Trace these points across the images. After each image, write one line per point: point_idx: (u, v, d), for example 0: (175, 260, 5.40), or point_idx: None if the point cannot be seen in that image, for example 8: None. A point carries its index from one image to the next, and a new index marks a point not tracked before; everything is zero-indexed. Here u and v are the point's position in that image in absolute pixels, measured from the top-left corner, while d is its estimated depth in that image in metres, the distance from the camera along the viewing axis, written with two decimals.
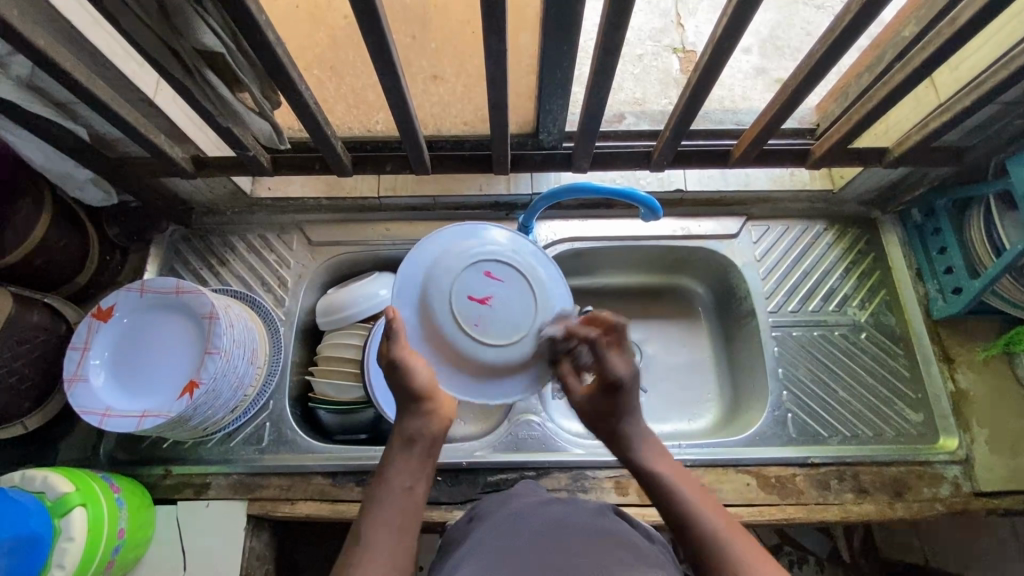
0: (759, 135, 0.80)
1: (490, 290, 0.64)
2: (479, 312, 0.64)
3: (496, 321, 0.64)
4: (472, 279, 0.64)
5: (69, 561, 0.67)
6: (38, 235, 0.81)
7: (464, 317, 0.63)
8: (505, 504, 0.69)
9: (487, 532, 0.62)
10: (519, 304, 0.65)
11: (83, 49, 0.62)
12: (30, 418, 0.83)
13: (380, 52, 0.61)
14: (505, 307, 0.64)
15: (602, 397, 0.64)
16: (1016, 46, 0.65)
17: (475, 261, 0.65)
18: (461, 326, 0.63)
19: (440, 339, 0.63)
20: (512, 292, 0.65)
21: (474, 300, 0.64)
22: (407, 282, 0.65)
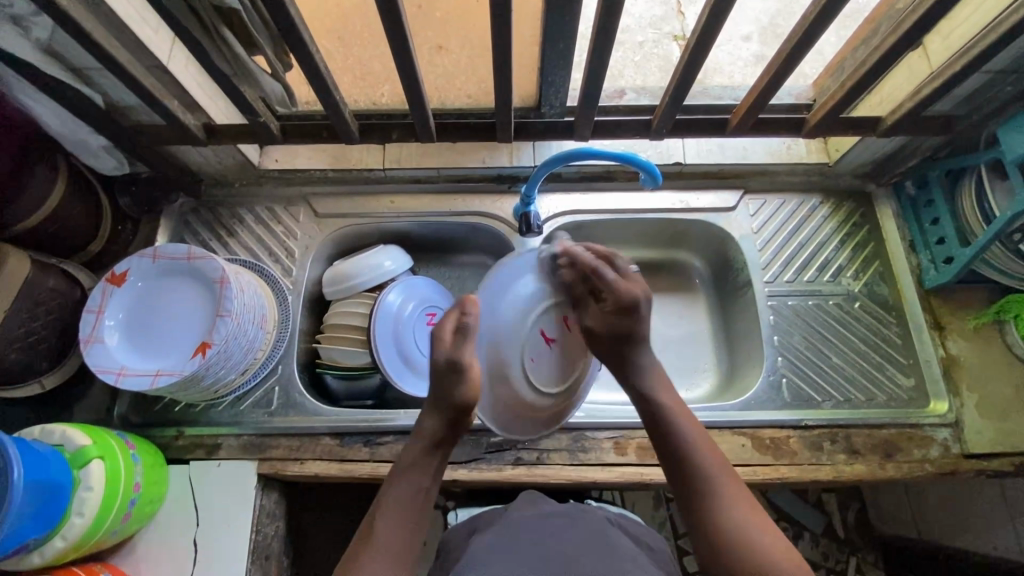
0: (754, 104, 0.82)
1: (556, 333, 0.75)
2: (543, 348, 0.74)
3: (550, 360, 0.74)
4: (549, 320, 0.74)
5: (88, 510, 0.71)
6: (54, 200, 0.83)
7: (531, 347, 0.72)
8: (501, 517, 0.79)
9: (489, 538, 0.74)
10: (572, 356, 0.76)
11: (102, 11, 0.64)
12: (47, 378, 0.86)
13: (390, 15, 0.63)
14: (562, 353, 0.75)
15: (618, 320, 0.74)
16: (1005, 10, 0.67)
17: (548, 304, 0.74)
18: (526, 358, 0.72)
19: (501, 359, 0.72)
20: (570, 340, 0.76)
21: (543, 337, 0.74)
22: (486, 297, 0.73)
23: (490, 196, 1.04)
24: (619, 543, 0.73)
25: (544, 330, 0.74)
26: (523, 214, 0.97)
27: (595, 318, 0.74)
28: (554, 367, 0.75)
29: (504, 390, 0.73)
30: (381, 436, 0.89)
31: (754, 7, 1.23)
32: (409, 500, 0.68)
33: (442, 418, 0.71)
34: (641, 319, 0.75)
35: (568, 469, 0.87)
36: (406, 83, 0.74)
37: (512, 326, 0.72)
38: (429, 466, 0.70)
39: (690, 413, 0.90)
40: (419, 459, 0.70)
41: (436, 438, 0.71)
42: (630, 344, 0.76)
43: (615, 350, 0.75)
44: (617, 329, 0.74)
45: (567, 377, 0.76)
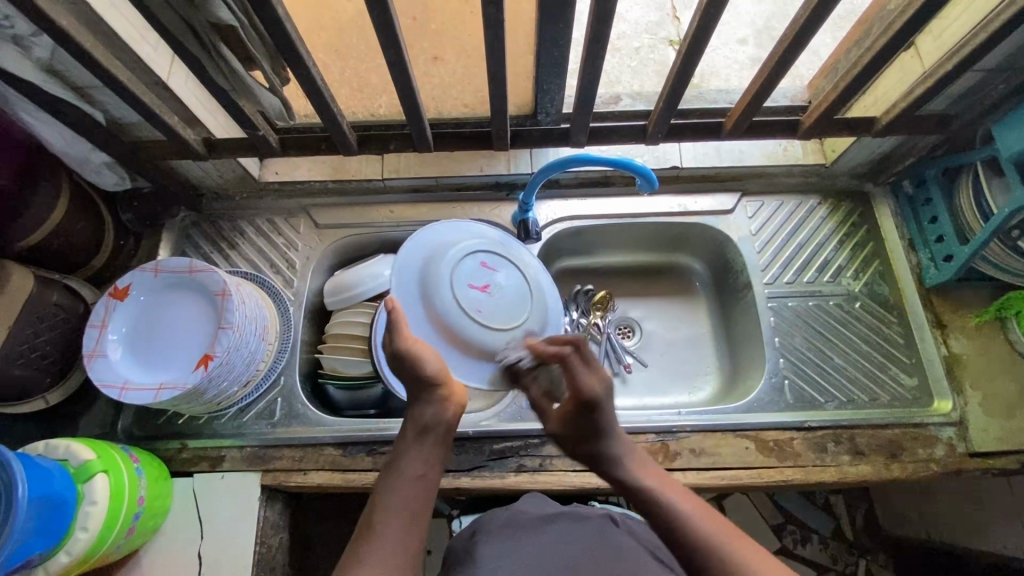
0: (748, 108, 0.83)
1: (489, 280, 0.74)
2: (481, 296, 0.73)
3: (496, 308, 0.73)
4: (472, 267, 0.74)
5: (92, 523, 0.71)
6: (56, 216, 0.84)
7: (468, 302, 0.72)
8: (502, 518, 0.78)
9: (487, 546, 0.73)
10: (516, 297, 0.75)
11: (101, 30, 0.65)
12: (51, 393, 0.86)
13: (386, 28, 0.63)
14: (505, 297, 0.74)
15: (574, 422, 0.72)
16: (994, 10, 0.68)
17: (472, 253, 0.75)
18: (466, 311, 0.71)
19: (445, 324, 0.71)
20: (508, 283, 0.75)
21: (475, 285, 0.73)
22: (404, 274, 0.74)
23: (489, 204, 1.05)
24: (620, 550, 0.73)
25: (471, 281, 0.73)
26: (522, 221, 0.98)
27: (555, 417, 0.74)
28: (506, 311, 0.73)
29: (466, 347, 0.71)
30: (384, 445, 0.89)
31: (749, 10, 1.25)
32: (405, 488, 0.66)
33: (432, 404, 0.70)
34: (601, 414, 0.71)
35: (571, 475, 0.87)
36: (401, 96, 0.75)
37: (440, 287, 0.72)
38: (424, 453, 0.69)
39: (693, 416, 0.90)
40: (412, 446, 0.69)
41: (429, 425, 0.70)
42: (595, 434, 0.72)
43: (580, 449, 0.73)
44: (575, 425, 0.72)
45: (521, 314, 0.74)
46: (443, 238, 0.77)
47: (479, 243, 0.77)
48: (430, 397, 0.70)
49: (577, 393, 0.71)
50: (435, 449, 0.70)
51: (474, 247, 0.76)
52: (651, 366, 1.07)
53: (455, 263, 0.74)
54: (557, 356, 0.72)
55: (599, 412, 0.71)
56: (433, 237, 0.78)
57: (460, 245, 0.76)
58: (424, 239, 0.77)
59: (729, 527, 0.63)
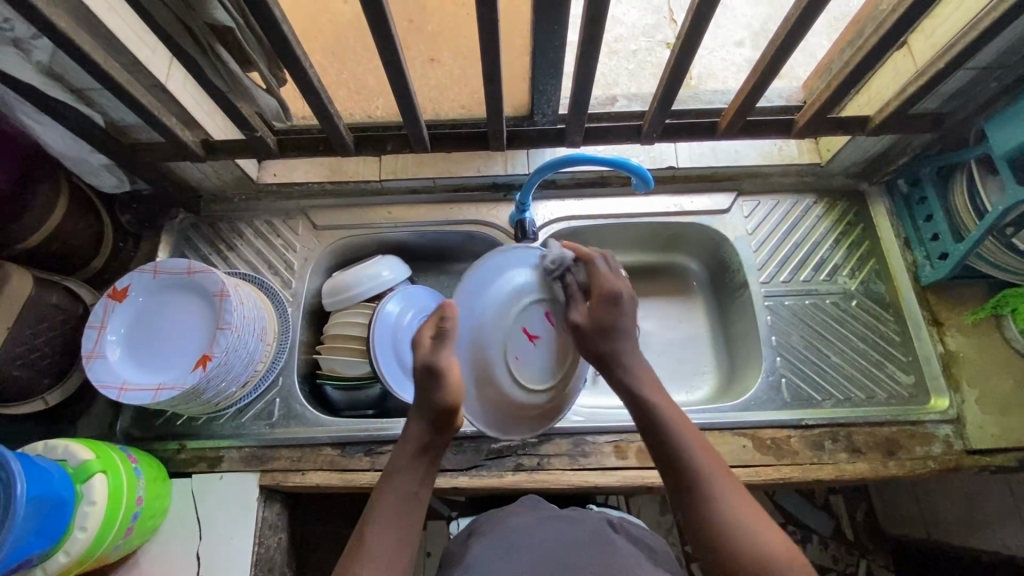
0: (741, 107, 0.83)
1: (540, 331, 0.77)
2: (524, 348, 0.75)
3: (532, 362, 0.76)
4: (530, 319, 0.76)
5: (91, 524, 0.71)
6: (56, 218, 0.85)
7: (511, 347, 0.74)
8: (499, 522, 0.79)
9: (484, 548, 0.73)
10: (554, 359, 0.78)
11: (100, 33, 0.66)
12: (51, 394, 0.87)
13: (381, 30, 0.63)
14: (546, 357, 0.77)
15: (601, 311, 0.73)
16: (984, 9, 0.69)
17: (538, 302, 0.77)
18: (507, 356, 0.74)
19: (486, 364, 0.73)
20: (556, 342, 0.78)
21: (526, 335, 0.76)
22: (467, 301, 0.74)
23: (487, 205, 1.06)
24: (617, 548, 0.73)
25: (524, 328, 0.75)
26: (518, 221, 0.99)
27: (581, 312, 0.75)
28: (540, 368, 0.76)
29: (493, 390, 0.74)
30: (382, 445, 0.89)
31: (745, 12, 1.26)
32: (397, 507, 0.66)
33: (431, 424, 0.70)
34: (625, 312, 0.74)
35: (568, 475, 0.87)
36: (398, 98, 0.75)
37: (491, 329, 0.73)
38: (417, 473, 0.69)
39: (691, 415, 0.90)
40: (406, 464, 0.69)
41: (426, 445, 0.70)
42: (613, 338, 0.73)
43: (595, 348, 0.73)
44: (600, 318, 0.73)
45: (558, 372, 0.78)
46: (509, 272, 0.76)
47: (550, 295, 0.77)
48: (431, 417, 0.69)
49: (604, 283, 0.75)
50: (428, 468, 0.70)
51: (543, 297, 0.77)
52: (649, 366, 1.07)
53: (515, 312, 0.75)
54: (587, 257, 0.78)
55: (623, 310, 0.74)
56: (512, 268, 0.76)
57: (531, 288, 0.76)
58: (499, 264, 0.76)
59: (721, 461, 0.67)
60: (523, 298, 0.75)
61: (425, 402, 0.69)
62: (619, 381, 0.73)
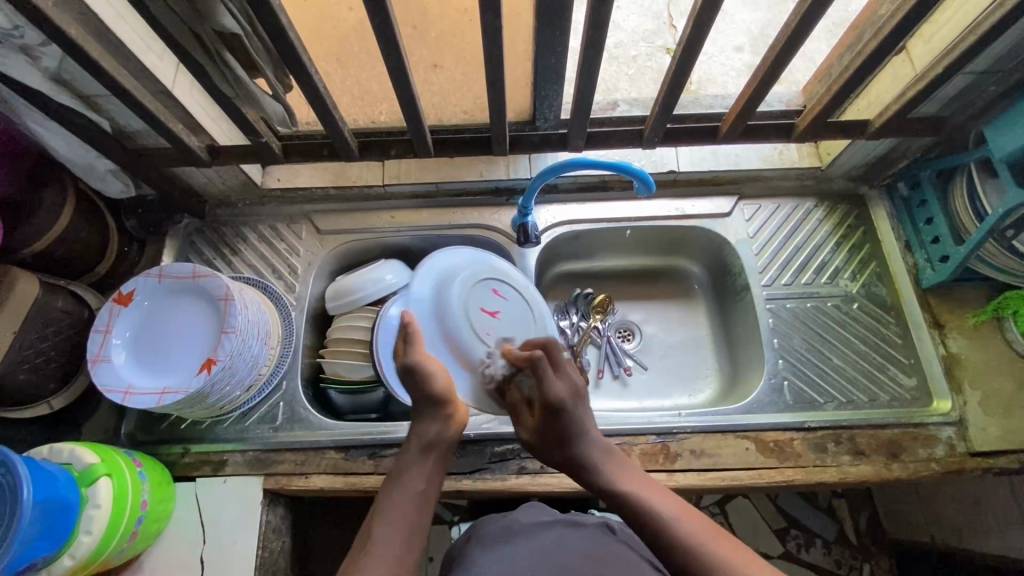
0: (742, 112, 0.84)
1: (498, 306, 0.86)
2: (490, 322, 0.84)
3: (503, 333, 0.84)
4: (483, 297, 0.85)
5: (96, 527, 0.71)
6: (62, 223, 0.85)
7: (480, 325, 0.82)
8: (502, 525, 0.79)
9: (487, 551, 0.74)
10: (520, 322, 0.87)
11: (108, 40, 0.66)
12: (56, 398, 0.87)
13: (386, 37, 0.64)
14: (511, 322, 0.86)
15: (545, 423, 0.73)
16: (982, 14, 0.69)
17: (484, 282, 0.86)
18: (480, 334, 0.82)
19: (464, 348, 0.81)
20: (513, 308, 0.87)
21: (486, 311, 0.84)
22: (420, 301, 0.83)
23: (489, 209, 1.06)
24: (618, 553, 0.73)
25: (481, 306, 0.84)
26: (521, 225, 1.01)
27: (528, 424, 0.76)
28: (513, 334, 0.85)
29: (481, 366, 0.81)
30: (385, 448, 0.89)
31: (744, 18, 1.27)
32: (407, 498, 0.66)
33: (436, 421, 0.73)
34: (571, 415, 0.72)
35: (572, 478, 0.87)
36: (402, 104, 0.76)
37: (458, 314, 0.82)
38: (427, 468, 0.70)
39: (694, 418, 0.91)
40: (416, 460, 0.70)
41: (433, 441, 0.72)
42: (567, 444, 0.71)
43: (554, 458, 0.73)
44: (547, 430, 0.73)
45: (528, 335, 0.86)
46: (450, 266, 0.87)
47: (489, 273, 0.88)
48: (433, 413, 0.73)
49: (545, 392, 0.72)
50: (437, 466, 0.71)
51: (485, 277, 0.87)
52: (651, 369, 1.07)
53: (468, 293, 0.84)
54: (528, 361, 0.76)
55: (565, 417, 0.71)
56: (449, 265, 0.87)
57: (473, 274, 0.86)
58: (434, 264, 0.87)
59: (709, 525, 0.60)
60: (471, 283, 0.85)
61: (420, 401, 0.74)
62: (587, 482, 0.69)
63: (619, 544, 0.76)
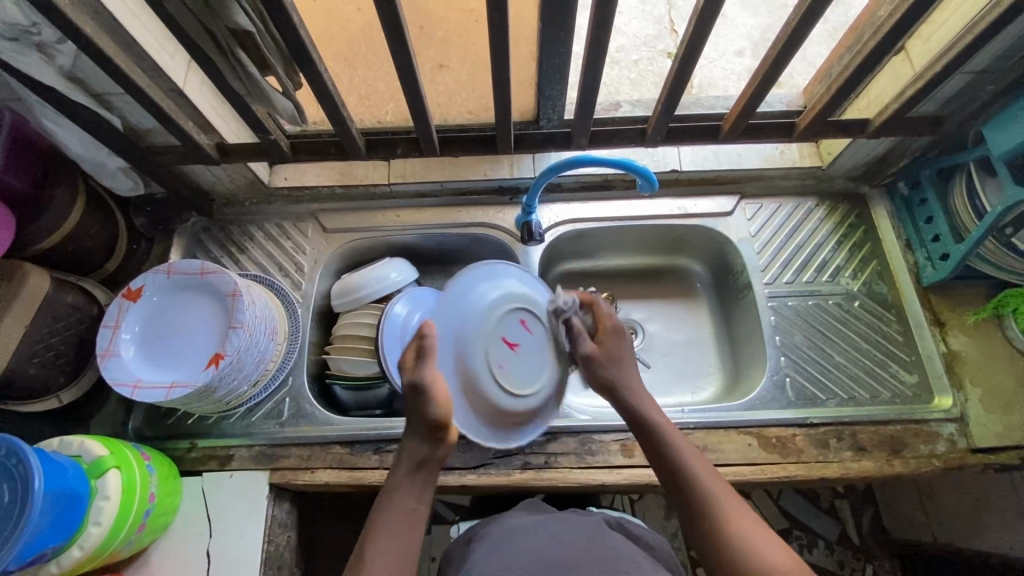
0: (744, 111, 0.85)
1: (521, 339, 0.76)
2: (506, 354, 0.74)
3: (518, 368, 0.75)
4: (510, 327, 0.75)
5: (105, 518, 0.72)
6: (72, 219, 0.86)
7: (495, 358, 0.73)
8: (500, 525, 0.80)
9: (488, 551, 0.74)
10: (536, 361, 0.77)
11: (122, 38, 0.68)
12: (65, 393, 0.88)
13: (394, 35, 0.65)
14: (529, 360, 0.76)
15: (612, 345, 0.81)
16: (979, 14, 0.71)
17: (516, 310, 0.76)
18: (490, 367, 0.73)
19: (469, 377, 0.72)
20: (538, 345, 0.78)
21: (506, 342, 0.75)
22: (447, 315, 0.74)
23: (493, 208, 1.08)
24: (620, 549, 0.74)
25: (504, 336, 0.75)
26: (525, 224, 1.01)
27: (589, 345, 0.80)
28: (527, 375, 0.76)
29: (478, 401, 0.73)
30: (390, 443, 0.90)
31: (745, 23, 1.29)
32: (397, 515, 0.68)
33: (424, 440, 0.71)
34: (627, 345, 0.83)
35: (575, 472, 0.88)
36: (409, 103, 0.77)
37: (473, 340, 0.73)
38: (416, 485, 0.71)
39: (696, 414, 0.91)
40: (405, 476, 0.71)
41: (418, 458, 0.72)
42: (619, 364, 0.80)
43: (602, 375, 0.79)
44: (612, 351, 0.80)
45: (541, 383, 0.77)
46: (493, 281, 0.76)
47: (523, 301, 0.77)
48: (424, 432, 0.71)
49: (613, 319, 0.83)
50: (425, 480, 0.72)
51: (518, 305, 0.77)
52: (653, 367, 1.08)
53: (494, 319, 0.74)
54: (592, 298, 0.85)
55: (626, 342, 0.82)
56: (496, 278, 0.77)
57: (508, 297, 0.76)
58: (474, 277, 0.76)
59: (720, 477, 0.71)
60: (502, 310, 0.75)
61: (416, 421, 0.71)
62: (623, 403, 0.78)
63: (621, 540, 0.76)
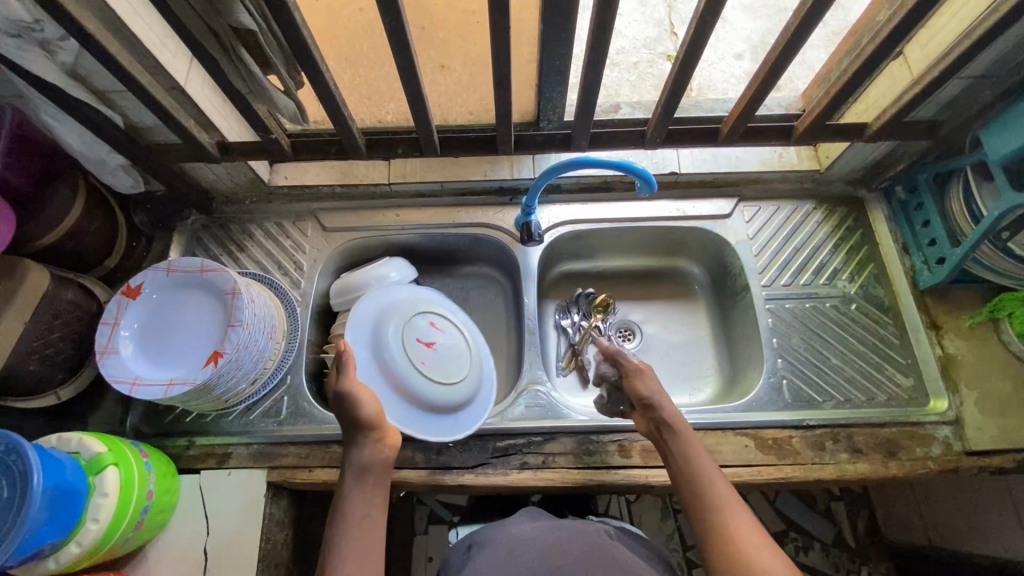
0: (742, 114, 0.85)
1: (435, 337, 0.90)
2: (425, 353, 0.88)
3: (439, 361, 0.89)
4: (420, 329, 0.90)
5: (103, 515, 0.72)
6: (72, 216, 0.87)
7: (414, 356, 0.87)
8: (499, 530, 0.80)
9: (488, 557, 0.75)
10: (454, 351, 0.91)
11: (124, 36, 0.68)
12: (63, 389, 0.88)
13: (396, 35, 0.65)
14: (447, 354, 0.90)
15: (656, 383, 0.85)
16: (977, 20, 0.71)
17: (424, 313, 0.92)
18: (413, 363, 0.86)
19: (395, 378, 0.85)
20: (450, 339, 0.92)
21: (422, 343, 0.88)
22: (355, 329, 0.88)
23: (493, 208, 1.08)
24: (619, 557, 0.75)
25: (418, 337, 0.89)
26: (524, 224, 1.02)
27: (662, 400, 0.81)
28: (446, 365, 0.89)
29: (410, 398, 0.85)
30: None
31: (744, 27, 1.29)
32: (354, 520, 0.71)
33: (360, 443, 0.75)
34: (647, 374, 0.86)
35: (572, 473, 0.88)
36: (410, 104, 0.78)
37: (390, 342, 0.86)
38: (366, 490, 0.73)
39: (694, 415, 0.92)
40: (352, 481, 0.74)
41: (361, 464, 0.74)
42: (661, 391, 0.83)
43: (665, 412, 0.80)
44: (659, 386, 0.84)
45: (462, 371, 0.90)
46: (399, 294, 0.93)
47: (431, 307, 0.93)
48: (359, 435, 0.75)
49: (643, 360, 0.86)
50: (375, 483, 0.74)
51: (425, 310, 0.92)
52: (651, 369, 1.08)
53: (404, 324, 0.89)
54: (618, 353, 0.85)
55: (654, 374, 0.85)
56: (401, 295, 0.93)
57: (416, 304, 0.92)
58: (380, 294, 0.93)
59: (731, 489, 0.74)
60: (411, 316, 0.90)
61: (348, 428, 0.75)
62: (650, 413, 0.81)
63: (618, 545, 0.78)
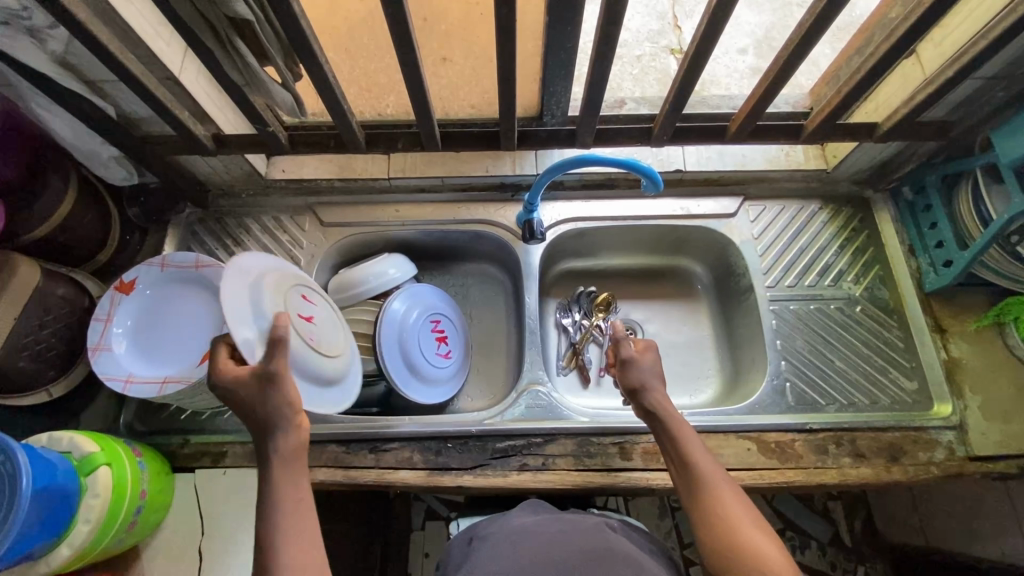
0: (751, 113, 0.83)
1: (311, 311, 0.84)
2: (308, 328, 0.82)
3: (322, 335, 0.85)
4: (298, 302, 0.82)
5: (94, 516, 0.71)
6: (64, 209, 0.84)
7: (302, 333, 0.80)
8: (501, 524, 0.78)
9: (489, 551, 0.74)
10: (330, 324, 0.87)
11: (116, 24, 0.65)
12: (55, 386, 0.86)
13: (397, 26, 0.63)
14: (325, 326, 0.86)
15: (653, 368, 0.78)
16: (995, 18, 0.69)
17: (297, 285, 0.83)
18: (303, 340, 0.80)
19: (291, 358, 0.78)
20: (322, 310, 0.87)
21: (302, 318, 0.82)
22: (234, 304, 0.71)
23: (494, 205, 1.06)
24: (619, 546, 0.73)
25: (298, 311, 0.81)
26: (527, 221, 1.01)
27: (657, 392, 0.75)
28: (329, 337, 0.86)
29: (303, 375, 0.80)
30: (387, 442, 0.89)
31: (749, 20, 1.27)
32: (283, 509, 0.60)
33: (278, 428, 0.63)
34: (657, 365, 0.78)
35: (573, 475, 0.87)
36: (412, 97, 0.75)
37: None
38: (291, 475, 0.62)
39: (696, 417, 0.91)
40: (274, 472, 0.62)
41: (279, 447, 0.62)
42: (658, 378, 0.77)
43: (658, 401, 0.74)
44: (654, 372, 0.77)
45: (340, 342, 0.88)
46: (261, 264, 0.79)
47: (299, 277, 0.85)
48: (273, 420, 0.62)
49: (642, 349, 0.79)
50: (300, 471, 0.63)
51: (297, 281, 0.83)
52: None
53: (284, 297, 0.79)
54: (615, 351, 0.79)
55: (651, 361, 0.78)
56: (262, 265, 0.80)
57: (286, 275, 0.82)
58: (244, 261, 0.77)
59: (731, 481, 0.68)
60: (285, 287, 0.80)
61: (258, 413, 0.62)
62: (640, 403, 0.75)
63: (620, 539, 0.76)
